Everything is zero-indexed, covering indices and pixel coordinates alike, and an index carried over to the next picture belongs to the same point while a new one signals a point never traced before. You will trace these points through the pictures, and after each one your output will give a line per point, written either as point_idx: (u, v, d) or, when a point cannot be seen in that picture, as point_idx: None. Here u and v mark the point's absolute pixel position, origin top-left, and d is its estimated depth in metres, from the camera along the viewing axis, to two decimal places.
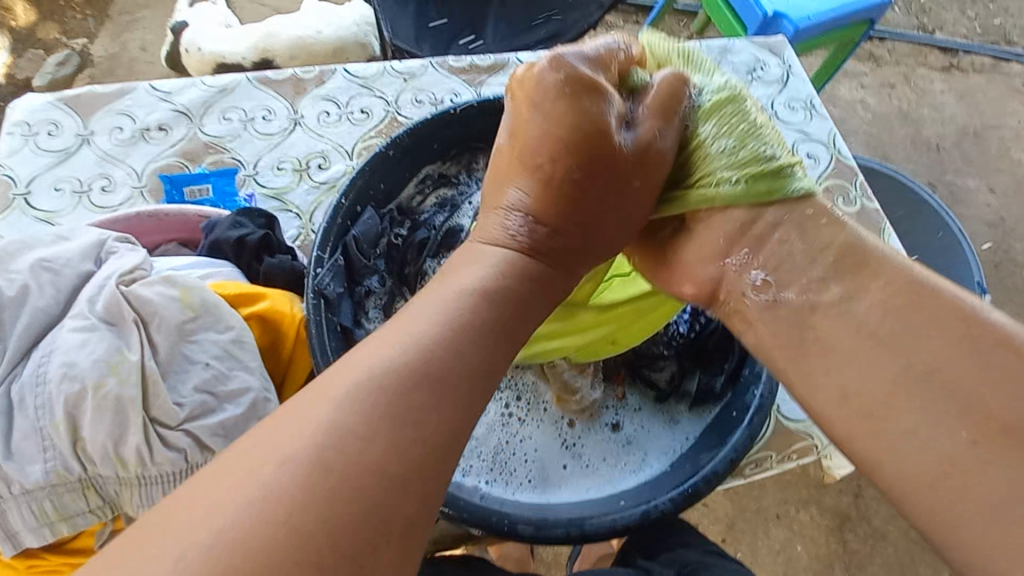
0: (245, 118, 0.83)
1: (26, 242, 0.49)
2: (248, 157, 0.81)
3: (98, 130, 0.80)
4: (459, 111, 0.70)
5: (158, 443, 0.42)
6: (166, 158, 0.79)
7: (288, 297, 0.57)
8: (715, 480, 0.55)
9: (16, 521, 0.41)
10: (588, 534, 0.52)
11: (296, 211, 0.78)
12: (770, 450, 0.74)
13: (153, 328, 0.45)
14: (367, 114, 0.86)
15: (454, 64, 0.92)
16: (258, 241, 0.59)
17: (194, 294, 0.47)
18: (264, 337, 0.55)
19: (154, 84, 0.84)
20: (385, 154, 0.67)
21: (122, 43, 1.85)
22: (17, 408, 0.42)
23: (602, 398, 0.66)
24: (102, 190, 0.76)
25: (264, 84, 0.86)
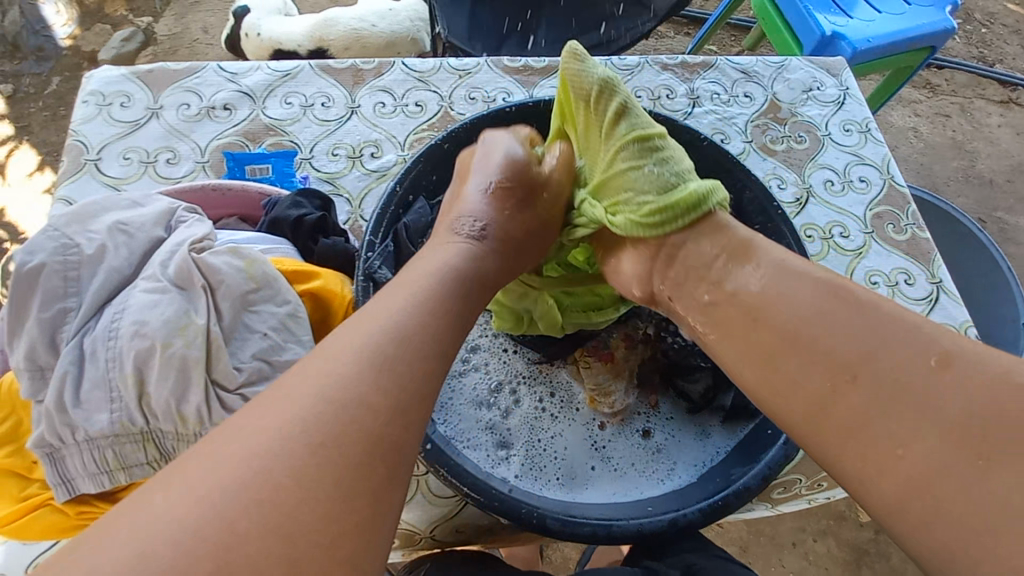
0: (305, 103, 0.86)
1: (103, 205, 0.52)
2: (306, 141, 0.83)
3: (167, 105, 0.84)
4: (516, 109, 0.71)
5: (217, 405, 0.44)
6: (228, 137, 0.82)
7: (340, 278, 0.59)
8: (746, 496, 0.54)
9: (80, 466, 0.44)
10: (614, 536, 0.52)
11: (347, 196, 0.80)
12: (800, 474, 0.74)
13: (218, 295, 0.47)
14: (421, 107, 0.88)
15: (509, 65, 0.94)
16: (315, 221, 0.62)
17: (257, 267, 0.49)
18: (315, 315, 0.57)
19: (222, 65, 0.88)
20: (440, 147, 0.68)
21: (184, 23, 1.92)
22: (89, 359, 0.44)
23: (634, 404, 0.66)
24: (167, 162, 0.80)
25: (325, 71, 0.89)
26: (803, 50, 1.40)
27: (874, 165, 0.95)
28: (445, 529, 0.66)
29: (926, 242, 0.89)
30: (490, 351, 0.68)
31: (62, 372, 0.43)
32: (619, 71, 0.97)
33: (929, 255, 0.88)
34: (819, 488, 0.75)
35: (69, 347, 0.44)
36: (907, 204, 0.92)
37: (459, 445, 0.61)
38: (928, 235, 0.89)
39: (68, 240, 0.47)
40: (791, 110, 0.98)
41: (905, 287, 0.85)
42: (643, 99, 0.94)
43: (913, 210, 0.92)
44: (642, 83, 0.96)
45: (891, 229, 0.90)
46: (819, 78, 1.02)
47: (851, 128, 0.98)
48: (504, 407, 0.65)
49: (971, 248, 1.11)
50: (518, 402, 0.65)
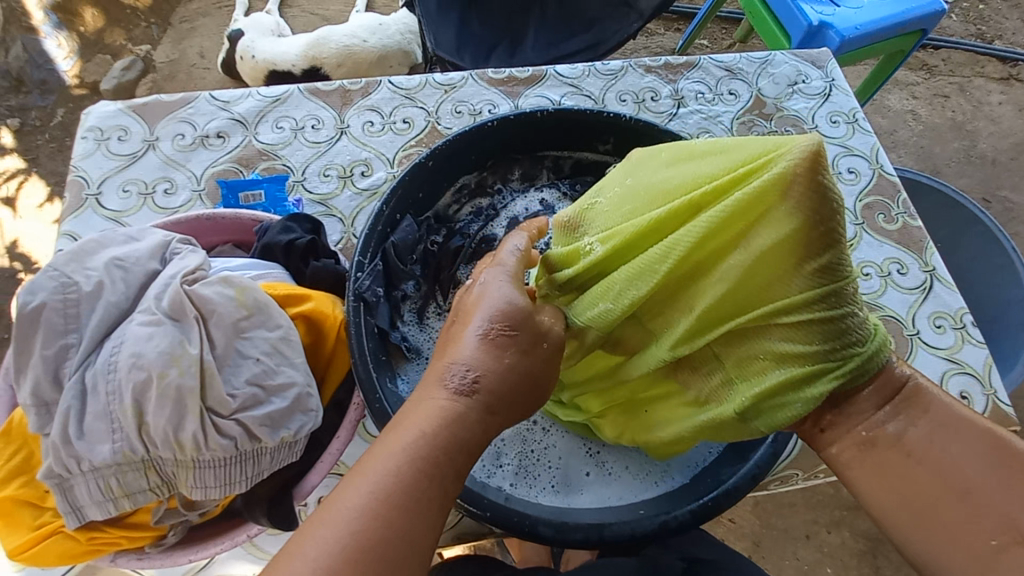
0: (295, 127, 0.88)
1: (100, 241, 0.54)
2: (297, 164, 0.85)
3: (163, 136, 0.86)
4: (497, 124, 0.72)
5: (213, 431, 0.46)
6: (223, 164, 0.85)
7: (331, 299, 0.60)
8: (736, 495, 0.56)
9: (87, 494, 0.46)
10: (606, 540, 0.53)
11: (339, 215, 0.82)
12: (797, 468, 0.74)
13: (211, 324, 0.49)
14: (408, 124, 0.90)
15: (494, 76, 0.95)
16: (305, 245, 0.63)
17: (248, 295, 0.51)
18: (308, 336, 0.59)
19: (213, 94, 0.90)
20: (424, 165, 0.70)
21: (182, 49, 1.97)
22: (90, 392, 0.46)
23: None
24: (165, 193, 0.82)
25: (314, 94, 0.91)
26: (791, 41, 1.40)
27: (863, 155, 0.95)
28: (448, 536, 0.67)
29: (919, 230, 0.89)
30: None
31: (65, 407, 0.45)
32: (603, 76, 0.97)
33: (921, 243, 0.88)
34: (816, 478, 0.76)
35: (71, 382, 0.46)
36: (898, 193, 0.92)
37: None
38: (920, 223, 0.89)
39: (67, 278, 0.50)
40: (777, 105, 0.98)
41: (898, 277, 0.85)
42: (627, 103, 0.95)
43: (904, 199, 0.91)
44: (627, 86, 0.97)
45: (882, 219, 0.90)
46: (804, 71, 1.02)
47: (839, 119, 0.98)
48: None
49: (970, 232, 1.10)
50: None
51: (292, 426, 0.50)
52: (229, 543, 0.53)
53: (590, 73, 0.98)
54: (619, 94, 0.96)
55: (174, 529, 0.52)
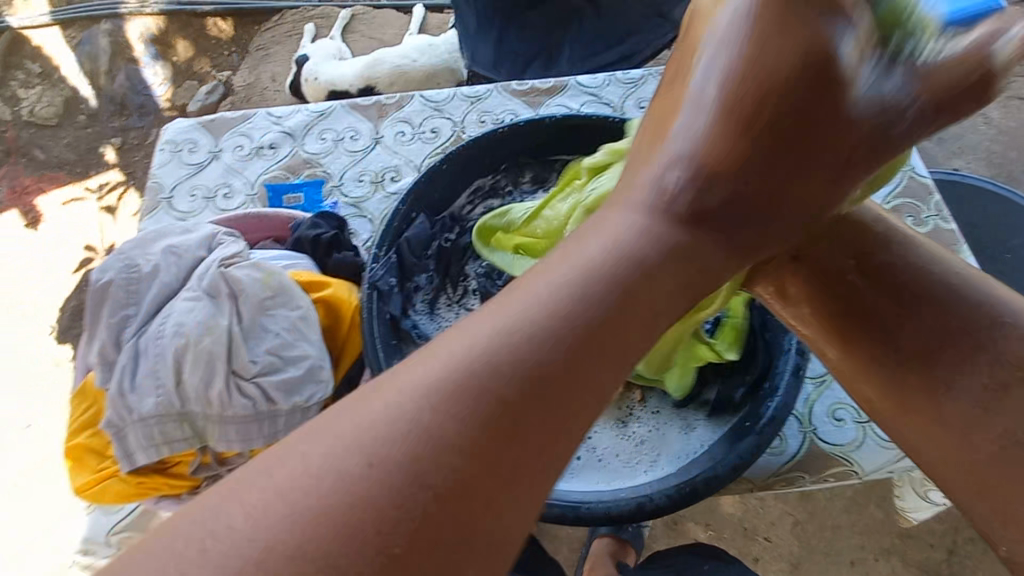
0: (337, 138, 0.98)
1: (160, 232, 0.64)
2: (336, 170, 0.95)
3: (225, 148, 0.98)
4: (507, 129, 0.78)
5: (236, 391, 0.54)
6: (273, 171, 0.95)
7: (348, 286, 0.68)
8: (713, 483, 0.57)
9: (134, 441, 0.54)
10: (581, 517, 0.56)
11: (370, 217, 0.90)
12: (803, 470, 0.72)
13: (240, 302, 0.57)
14: (436, 133, 0.97)
15: (517, 87, 1.01)
16: (330, 239, 0.71)
17: (274, 278, 0.59)
18: (327, 319, 0.66)
19: (269, 110, 1.02)
20: (439, 169, 0.76)
21: (257, 74, 2.18)
22: (142, 354, 0.55)
23: (623, 399, 0.69)
24: (224, 197, 0.94)
25: (354, 108, 1.01)
26: None
27: None
28: None
29: (951, 234, 0.85)
30: None
31: (122, 365, 0.55)
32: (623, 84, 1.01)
33: (954, 248, 0.84)
34: (826, 480, 0.73)
35: (128, 345, 0.56)
36: (930, 195, 0.88)
37: None
38: (953, 225, 0.86)
39: (132, 262, 0.60)
40: None
41: None
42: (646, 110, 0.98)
43: (937, 201, 0.88)
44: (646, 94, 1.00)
45: (911, 221, 0.87)
46: None
47: None
48: None
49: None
50: None
51: (304, 394, 0.57)
52: None
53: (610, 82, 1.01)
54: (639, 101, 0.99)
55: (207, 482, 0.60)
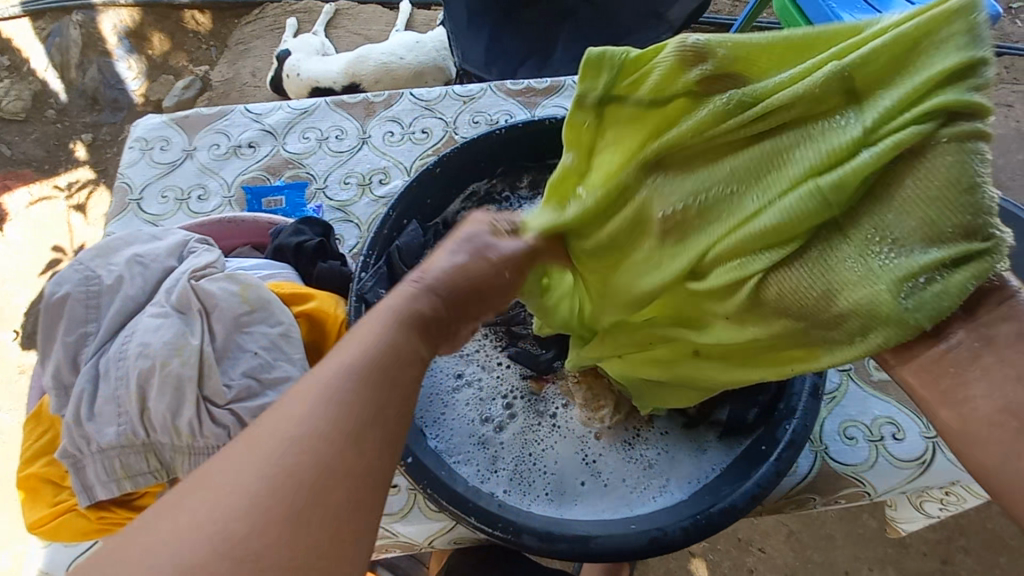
0: (321, 137, 0.93)
1: (126, 239, 0.58)
2: (320, 172, 0.89)
3: (200, 147, 0.92)
4: (504, 132, 0.74)
5: (208, 419, 0.49)
6: (252, 172, 0.89)
7: (333, 299, 0.63)
8: (732, 515, 0.54)
9: (93, 475, 0.49)
10: (590, 553, 0.52)
11: (356, 221, 0.85)
12: (814, 492, 0.70)
13: (213, 318, 0.52)
14: (427, 134, 0.92)
15: (512, 87, 0.96)
16: (314, 247, 0.66)
17: (252, 292, 0.54)
18: (310, 335, 0.61)
19: (248, 107, 0.96)
20: (433, 173, 0.72)
21: (236, 69, 2.10)
22: (102, 377, 0.49)
23: (626, 418, 0.65)
24: (198, 198, 0.88)
25: (339, 106, 0.95)
26: None
27: None
28: (445, 540, 0.67)
29: None
30: (484, 362, 0.68)
31: (79, 389, 0.49)
32: None
33: None
34: (834, 502, 0.72)
35: (87, 367, 0.50)
36: None
37: (449, 459, 0.61)
38: None
39: (92, 273, 0.54)
40: None
41: None
42: None
43: None
44: None
45: None
46: None
47: None
48: (497, 421, 0.65)
49: None
50: (511, 417, 0.65)
51: None
52: None
53: None
54: None
55: None
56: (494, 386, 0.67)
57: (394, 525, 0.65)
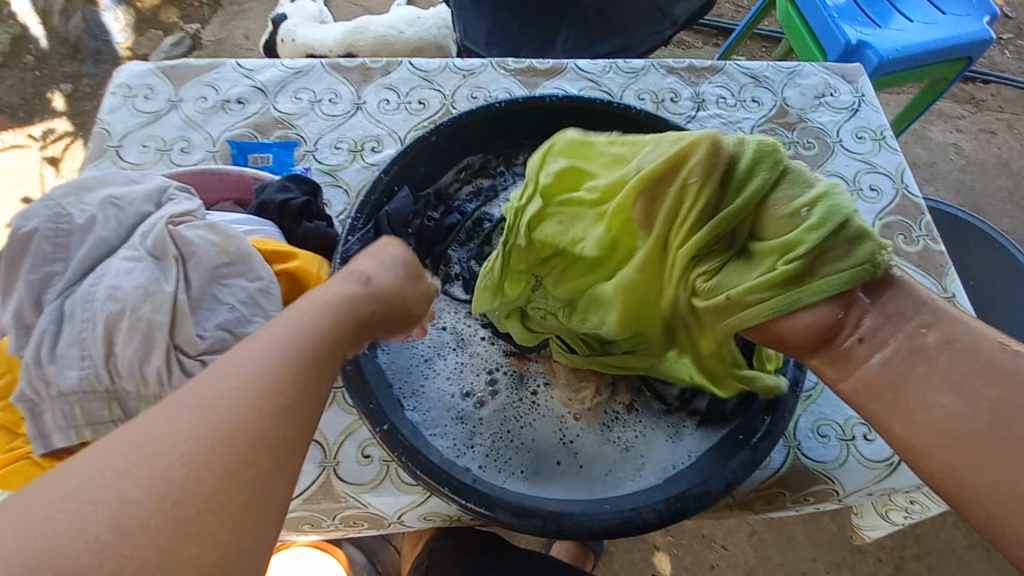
0: (313, 99, 0.90)
1: (101, 180, 0.56)
2: (310, 134, 0.87)
3: (186, 98, 0.89)
4: (504, 105, 0.72)
5: (177, 369, 0.47)
6: (240, 128, 0.86)
7: (317, 259, 0.60)
8: (706, 500, 0.54)
9: (50, 421, 0.46)
10: (564, 530, 0.51)
11: (345, 186, 0.83)
12: (784, 487, 0.70)
13: (189, 266, 0.50)
14: (423, 105, 0.90)
15: (513, 66, 0.95)
16: (301, 206, 0.64)
17: (231, 243, 0.52)
18: (290, 295, 0.59)
19: (240, 62, 0.93)
20: (429, 139, 0.70)
21: (229, 30, 2.04)
22: (67, 318, 0.47)
23: (606, 402, 0.64)
24: (181, 150, 0.84)
25: (335, 69, 0.93)
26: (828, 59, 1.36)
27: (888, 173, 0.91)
28: (415, 515, 0.65)
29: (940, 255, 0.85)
30: (469, 337, 0.67)
31: (41, 329, 0.47)
32: (623, 73, 0.96)
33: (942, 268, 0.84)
34: (806, 504, 0.72)
35: (51, 307, 0.48)
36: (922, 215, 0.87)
37: (425, 431, 0.60)
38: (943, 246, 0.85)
39: (63, 210, 0.51)
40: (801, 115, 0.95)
41: None
42: (645, 102, 0.93)
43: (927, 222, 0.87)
44: (647, 85, 0.95)
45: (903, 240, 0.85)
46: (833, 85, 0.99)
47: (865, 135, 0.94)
48: (478, 396, 0.64)
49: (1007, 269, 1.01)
50: (493, 393, 0.64)
51: None
52: None
53: (611, 69, 0.96)
54: (638, 92, 0.95)
55: None
56: (478, 359, 0.66)
57: (365, 496, 0.64)
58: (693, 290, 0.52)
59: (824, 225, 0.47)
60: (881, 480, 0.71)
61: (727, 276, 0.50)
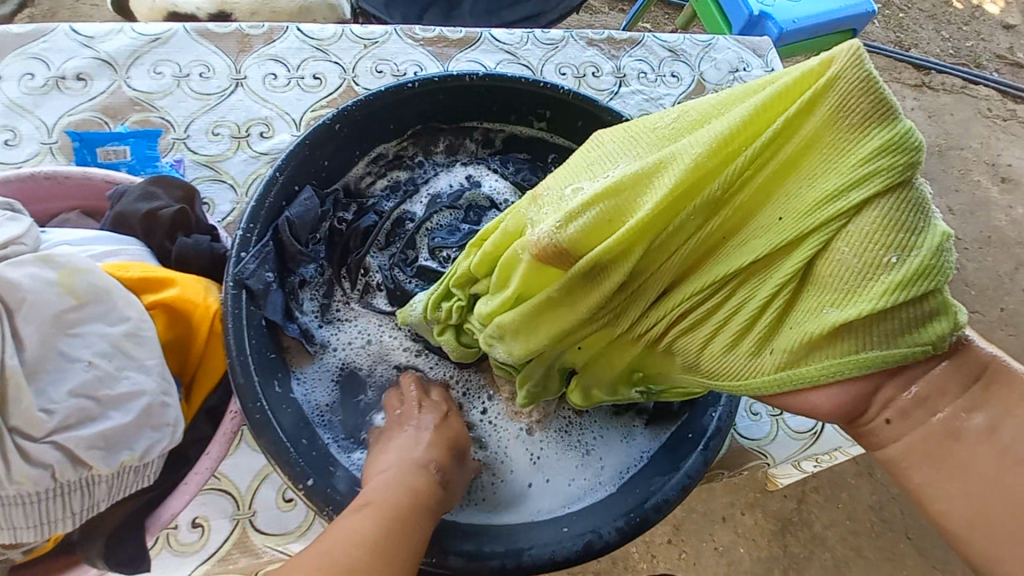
0: (179, 74, 0.74)
1: None
2: (180, 118, 0.72)
3: (3, 75, 0.69)
4: (417, 85, 0.62)
5: (19, 457, 0.36)
6: (84, 112, 0.69)
7: (203, 284, 0.50)
8: (665, 509, 0.52)
9: None
10: (522, 566, 0.48)
11: (231, 182, 0.70)
12: (722, 468, 0.74)
13: (19, 318, 0.37)
14: (320, 80, 0.78)
15: (422, 35, 0.84)
16: (174, 216, 0.52)
17: (79, 279, 0.40)
18: (169, 332, 0.48)
19: (76, 27, 0.74)
20: (331, 127, 0.59)
21: None
22: None
23: (555, 410, 0.60)
24: (4, 143, 0.66)
25: (204, 36, 0.77)
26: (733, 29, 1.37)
27: None
28: None
29: None
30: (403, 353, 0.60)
31: None
32: (542, 45, 0.89)
33: None
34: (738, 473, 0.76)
35: None
36: None
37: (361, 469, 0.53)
38: None
39: None
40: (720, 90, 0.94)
41: None
42: (567, 77, 0.88)
43: None
44: (567, 59, 0.89)
45: None
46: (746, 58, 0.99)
47: None
48: None
49: None
50: None
51: (138, 447, 0.40)
52: None
53: (528, 40, 0.89)
54: (559, 66, 0.89)
55: None
56: (407, 376, 0.59)
57: (292, 546, 0.56)
58: (714, 332, 0.38)
59: (918, 280, 0.32)
60: (806, 448, 0.74)
61: (763, 326, 0.36)
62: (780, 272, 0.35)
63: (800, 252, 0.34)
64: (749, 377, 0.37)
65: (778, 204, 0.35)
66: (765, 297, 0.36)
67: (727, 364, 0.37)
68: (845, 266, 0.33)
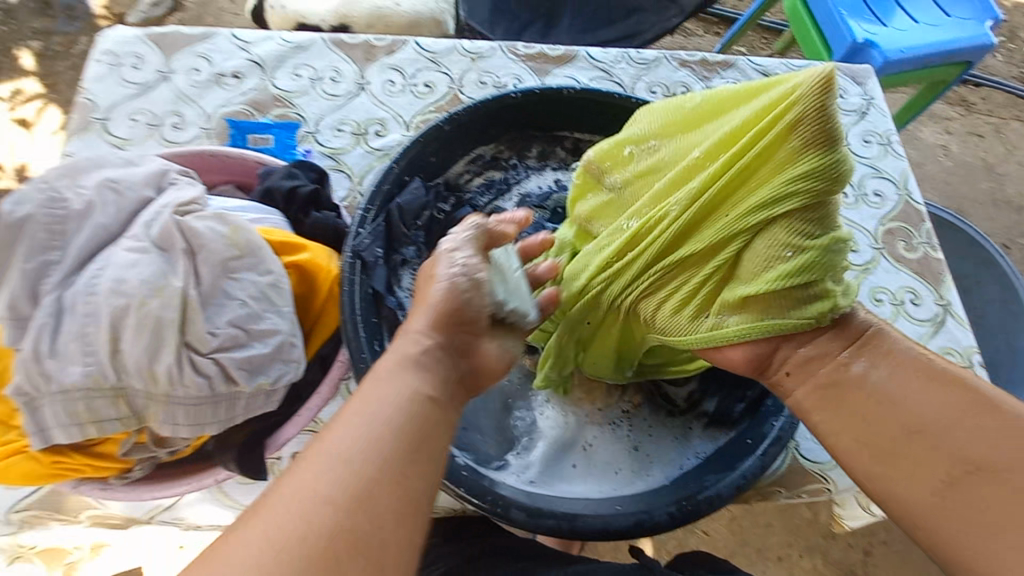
0: (314, 77, 0.86)
1: (99, 162, 0.52)
2: (311, 115, 0.83)
3: (178, 71, 0.84)
4: (519, 96, 0.69)
5: (190, 367, 0.45)
6: (236, 105, 0.82)
7: (328, 252, 0.59)
8: (716, 503, 0.55)
9: (51, 417, 0.44)
10: (577, 531, 0.52)
11: (348, 172, 0.80)
12: (780, 485, 0.73)
13: (199, 259, 0.47)
14: (430, 88, 0.87)
15: (523, 51, 0.92)
16: (308, 193, 0.61)
17: (241, 234, 0.50)
18: (299, 288, 0.57)
19: (235, 33, 0.88)
20: (441, 128, 0.68)
21: None
22: (67, 312, 0.44)
23: (616, 403, 0.65)
24: (174, 127, 0.80)
25: (337, 45, 0.89)
26: (831, 57, 1.35)
27: (891, 179, 0.92)
28: None
29: (938, 263, 0.86)
30: None
31: (39, 322, 0.44)
32: (635, 64, 0.94)
33: (939, 276, 0.85)
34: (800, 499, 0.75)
35: (49, 298, 0.45)
36: (923, 222, 0.89)
37: None
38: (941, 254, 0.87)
39: (58, 194, 0.48)
40: None
41: (911, 307, 0.83)
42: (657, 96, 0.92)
43: (928, 229, 0.89)
44: (659, 78, 0.93)
45: (903, 246, 0.87)
46: (843, 86, 0.98)
47: (871, 140, 0.94)
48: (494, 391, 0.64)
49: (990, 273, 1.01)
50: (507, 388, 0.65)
51: (271, 375, 0.49)
52: (195, 485, 0.53)
53: (622, 59, 0.94)
54: (650, 84, 0.93)
55: (141, 464, 0.52)
56: None
57: None
58: (671, 306, 0.52)
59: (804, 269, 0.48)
60: None
61: (701, 295, 0.51)
62: (716, 257, 0.51)
63: (732, 243, 0.50)
64: (684, 335, 0.52)
65: (742, 199, 0.50)
66: (705, 274, 0.51)
67: (673, 323, 0.52)
68: (756, 254, 0.49)
